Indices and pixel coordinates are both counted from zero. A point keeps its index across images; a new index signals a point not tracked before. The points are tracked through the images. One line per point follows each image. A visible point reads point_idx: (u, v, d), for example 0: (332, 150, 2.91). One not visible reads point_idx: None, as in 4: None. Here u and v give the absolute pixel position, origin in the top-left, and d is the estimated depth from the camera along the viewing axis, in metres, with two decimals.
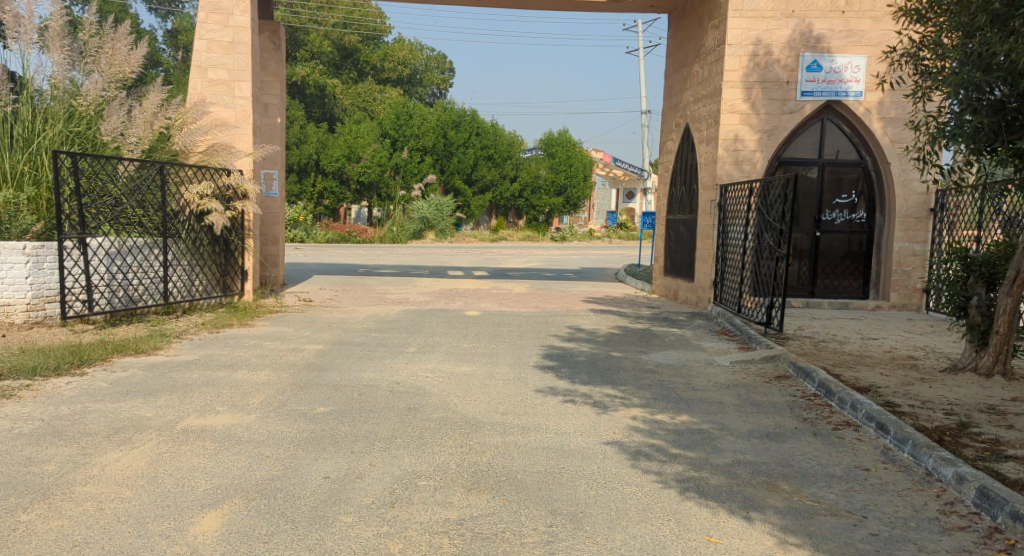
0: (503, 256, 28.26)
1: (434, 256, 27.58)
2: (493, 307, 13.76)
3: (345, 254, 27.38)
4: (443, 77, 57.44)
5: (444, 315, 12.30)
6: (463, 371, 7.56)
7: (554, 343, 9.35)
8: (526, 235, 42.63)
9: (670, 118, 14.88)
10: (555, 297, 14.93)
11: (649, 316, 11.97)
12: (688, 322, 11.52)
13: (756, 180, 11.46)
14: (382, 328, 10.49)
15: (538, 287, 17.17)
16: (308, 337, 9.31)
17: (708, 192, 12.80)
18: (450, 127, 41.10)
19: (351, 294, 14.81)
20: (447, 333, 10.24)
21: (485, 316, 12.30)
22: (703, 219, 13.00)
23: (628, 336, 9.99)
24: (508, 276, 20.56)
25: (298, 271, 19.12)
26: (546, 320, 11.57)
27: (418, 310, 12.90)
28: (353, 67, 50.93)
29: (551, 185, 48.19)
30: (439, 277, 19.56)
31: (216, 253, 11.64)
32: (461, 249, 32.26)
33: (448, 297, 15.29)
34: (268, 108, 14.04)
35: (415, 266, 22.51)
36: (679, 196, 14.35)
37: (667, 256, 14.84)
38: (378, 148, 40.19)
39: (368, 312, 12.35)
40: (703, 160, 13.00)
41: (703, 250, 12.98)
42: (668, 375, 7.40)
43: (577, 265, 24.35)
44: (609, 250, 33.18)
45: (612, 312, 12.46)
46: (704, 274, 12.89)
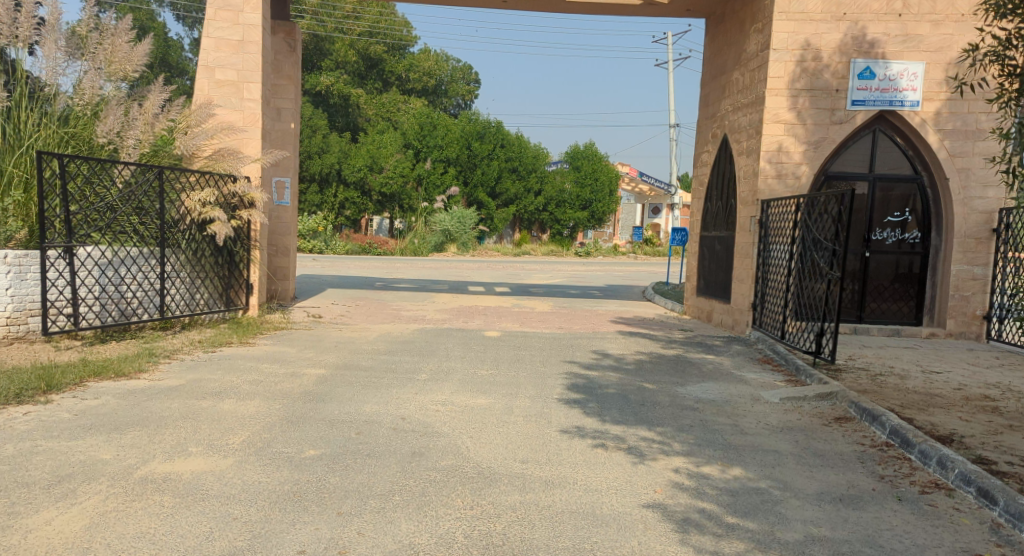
0: (526, 271, 27.45)
1: (455, 270, 26.83)
2: (514, 327, 12.91)
3: (363, 266, 26.70)
4: (469, 88, 57.04)
5: (462, 336, 11.48)
6: (478, 404, 6.71)
7: (580, 371, 8.48)
8: (550, 249, 41.83)
9: (705, 128, 13.99)
10: (580, 318, 14.04)
11: (683, 341, 11.05)
12: (726, 348, 10.59)
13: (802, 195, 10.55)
14: (394, 349, 9.71)
15: (562, 305, 16.30)
16: (311, 360, 8.53)
17: (747, 208, 11.88)
18: (475, 139, 40.52)
19: (364, 309, 14.04)
20: (464, 356, 9.41)
21: (505, 337, 11.45)
22: (742, 237, 12.09)
23: (661, 364, 9.07)
24: (530, 292, 19.73)
25: (313, 283, 18.42)
26: (571, 343, 10.69)
27: (433, 329, 12.10)
28: (377, 77, 50.61)
29: (576, 198, 47.42)
30: (458, 292, 18.75)
31: (220, 265, 10.91)
32: (483, 263, 31.54)
33: (467, 314, 14.47)
34: (280, 113, 13.30)
35: (433, 280, 21.76)
36: (715, 211, 13.44)
37: (700, 275, 13.93)
38: (401, 159, 39.71)
39: (380, 330, 11.57)
40: (742, 174, 12.10)
41: (742, 270, 12.06)
42: (711, 414, 6.50)
43: (602, 282, 23.46)
44: (636, 267, 32.30)
45: (642, 335, 11.55)
46: (742, 296, 11.98)
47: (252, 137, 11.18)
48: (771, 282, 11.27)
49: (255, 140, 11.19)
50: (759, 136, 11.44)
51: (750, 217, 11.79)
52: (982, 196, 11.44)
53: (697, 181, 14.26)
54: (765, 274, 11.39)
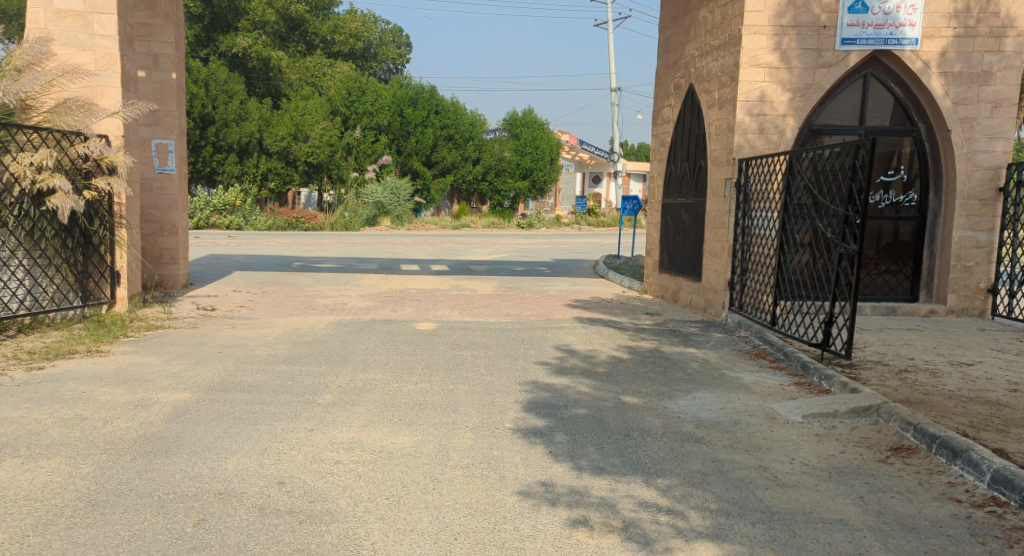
0: (467, 246, 25.45)
1: (388, 246, 24.67)
2: (451, 316, 10.91)
3: (283, 243, 24.20)
4: (399, 52, 54.49)
5: (389, 331, 9.42)
6: (399, 449, 4.71)
7: (536, 381, 6.55)
8: (491, 221, 39.76)
9: (666, 80, 12.11)
10: (529, 303, 12.11)
11: (653, 331, 9.22)
12: (706, 338, 8.80)
13: (792, 149, 8.73)
14: (298, 353, 7.65)
15: (506, 286, 14.33)
16: (180, 378, 6.42)
17: (721, 169, 10.05)
18: (407, 105, 38.18)
19: (272, 298, 11.84)
20: (389, 361, 7.41)
21: (441, 331, 9.45)
22: (713, 203, 10.27)
23: (636, 365, 7.21)
24: (469, 270, 17.73)
25: (220, 266, 16.03)
26: (520, 339, 8.76)
27: (355, 322, 10.04)
28: (300, 40, 47.46)
29: (515, 167, 45.57)
30: (389, 273, 16.62)
31: (72, 249, 8.84)
32: (419, 238, 29.38)
33: (397, 300, 12.40)
34: (158, 60, 11.45)
35: (361, 258, 19.54)
36: (679, 173, 11.62)
37: (663, 248, 12.15)
38: (328, 127, 37.07)
39: (286, 326, 9.44)
40: (713, 129, 10.25)
41: (715, 242, 10.25)
42: (723, 452, 4.63)
43: (548, 256, 21.65)
44: (581, 238, 30.58)
45: (604, 325, 9.68)
46: (716, 274, 10.20)
47: (109, 85, 9.14)
48: (754, 256, 9.51)
49: (113, 89, 9.15)
50: (736, 82, 9.60)
51: (724, 180, 9.97)
52: (988, 150, 9.86)
53: (658, 141, 12.38)
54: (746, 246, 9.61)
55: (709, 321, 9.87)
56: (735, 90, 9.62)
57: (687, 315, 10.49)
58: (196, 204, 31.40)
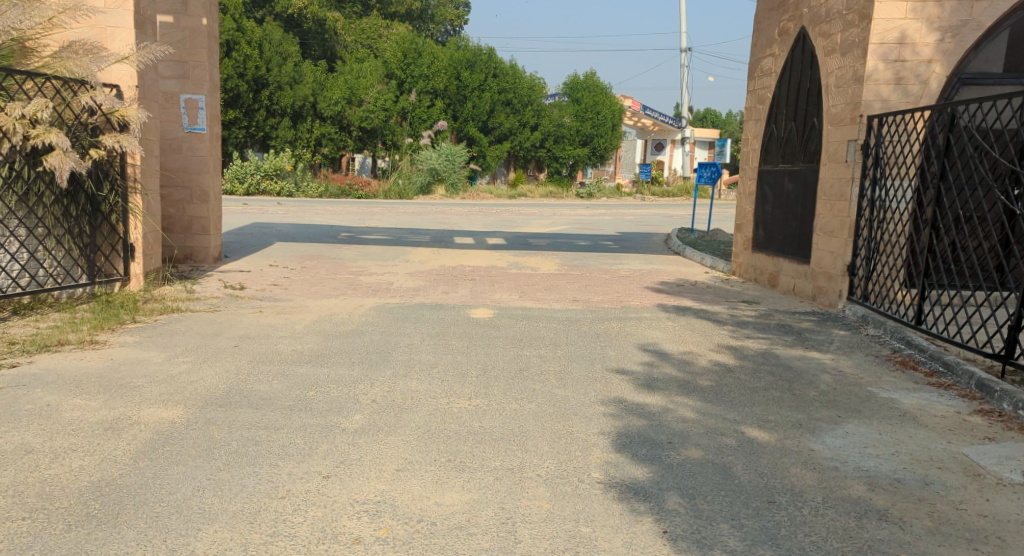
0: (526, 217, 23.99)
1: (442, 216, 23.36)
2: (511, 301, 9.47)
3: (332, 212, 23.05)
4: (458, 13, 53.12)
5: (439, 320, 8.05)
6: (445, 523, 3.27)
7: (626, 400, 5.08)
8: (550, 190, 38.03)
9: (768, 23, 10.79)
10: (599, 287, 10.60)
11: (756, 328, 7.64)
12: (826, 337, 7.17)
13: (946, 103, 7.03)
14: (328, 350, 6.31)
15: (571, 264, 12.85)
16: (173, 385, 5.09)
17: (842, 128, 8.65)
18: (464, 68, 36.74)
19: (309, 274, 10.57)
20: (438, 364, 6.01)
21: (501, 322, 8.03)
22: (830, 170, 8.85)
23: (750, 377, 5.65)
24: (529, 243, 16.30)
25: (263, 237, 14.90)
26: (596, 335, 7.29)
27: (401, 308, 8.69)
28: (356, 1, 46.15)
29: (576, 134, 43.81)
30: (441, 247, 15.26)
31: (77, 219, 7.53)
32: (474, 207, 27.96)
33: (449, 280, 11.02)
34: (186, 3, 10.12)
35: (413, 230, 18.23)
36: (781, 136, 10.31)
37: (759, 225, 10.76)
38: (383, 90, 35.88)
39: (319, 312, 8.12)
40: (832, 80, 8.92)
41: (831, 218, 8.75)
42: (934, 546, 3.08)
43: (614, 229, 20.05)
44: (646, 210, 28.73)
45: (693, 320, 8.11)
46: (831, 257, 8.72)
47: (120, 27, 7.84)
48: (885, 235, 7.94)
49: (124, 30, 7.84)
50: (868, 21, 8.21)
51: (846, 141, 8.53)
52: None
53: (754, 96, 11.13)
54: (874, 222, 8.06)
55: (821, 318, 8.22)
56: (868, 30, 8.22)
57: (791, 308, 8.84)
58: (247, 168, 30.52)
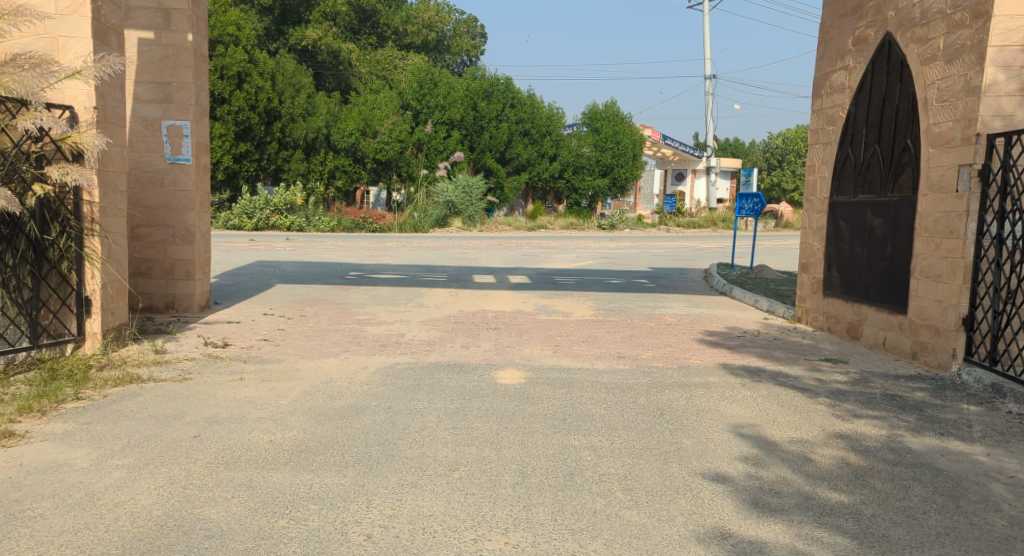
0: (548, 251, 22.58)
1: (459, 251, 21.96)
2: (546, 360, 7.98)
3: (342, 247, 21.68)
4: (475, 43, 52.54)
5: (461, 390, 6.53)
6: None
7: (733, 536, 3.57)
8: (570, 222, 36.62)
9: (841, 33, 9.87)
10: (645, 341, 9.07)
11: (865, 409, 6.08)
12: (961, 421, 5.74)
13: None
14: (319, 442, 4.81)
15: (606, 309, 11.36)
16: (86, 514, 3.56)
17: (947, 153, 7.65)
18: (481, 98, 35.84)
19: (309, 326, 9.18)
20: (462, 462, 4.52)
21: (537, 393, 6.52)
22: (935, 203, 7.80)
23: (898, 494, 4.12)
24: (556, 282, 14.90)
25: (261, 277, 13.51)
26: (661, 417, 5.76)
27: (413, 371, 7.21)
28: (371, 31, 45.29)
29: (595, 163, 42.70)
30: (460, 287, 13.85)
31: (16, 269, 6.14)
32: (493, 241, 26.59)
33: (468, 330, 9.54)
34: (170, 17, 8.83)
35: (429, 267, 16.85)
36: (861, 160, 9.40)
37: (837, 267, 9.84)
38: (398, 121, 34.42)
39: (314, 379, 6.64)
40: (932, 96, 7.97)
41: (938, 261, 7.72)
42: None
43: (644, 265, 18.64)
44: (674, 242, 27.24)
45: (776, 393, 6.57)
46: (940, 308, 7.64)
47: (75, 36, 6.50)
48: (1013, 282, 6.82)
49: (79, 41, 6.50)
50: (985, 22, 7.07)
51: (956, 168, 7.49)
52: None
53: (824, 117, 10.29)
54: (998, 266, 6.95)
55: (935, 392, 6.72)
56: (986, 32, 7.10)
57: (891, 377, 7.33)
58: (256, 203, 29.26)
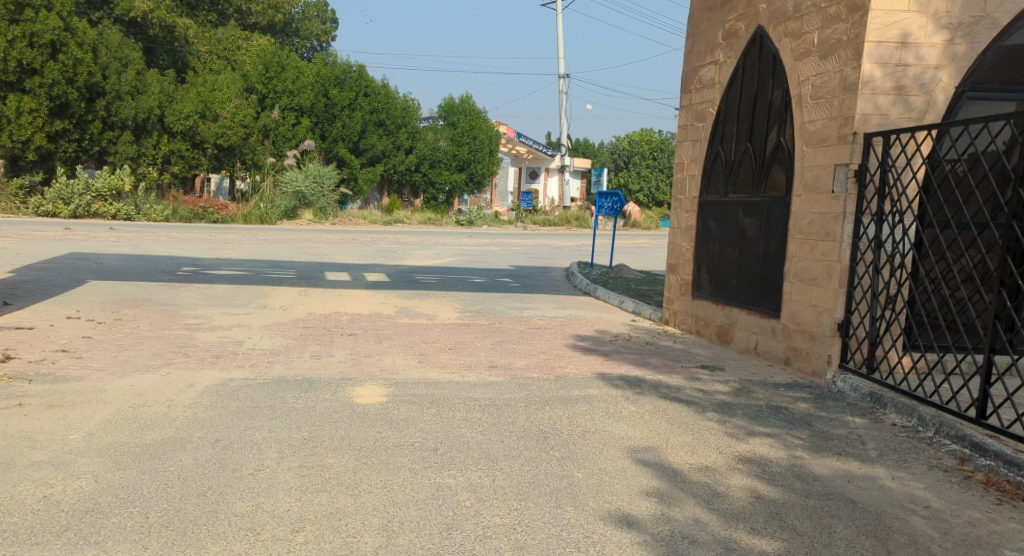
0: (404, 246, 21.63)
1: (309, 245, 20.58)
2: (409, 372, 7.11)
3: (176, 240, 19.72)
4: (326, 29, 50.41)
5: (310, 413, 5.54)
6: None
7: None
8: (427, 217, 35.60)
9: (711, 26, 9.57)
10: (515, 347, 8.38)
11: (758, 427, 5.64)
12: (852, 436, 5.42)
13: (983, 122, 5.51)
14: (113, 499, 3.71)
15: (471, 311, 10.61)
16: None
17: (822, 152, 7.33)
18: (333, 84, 34.28)
19: (125, 333, 7.82)
20: (308, 517, 3.61)
21: (400, 415, 5.63)
22: (810, 204, 7.47)
23: (820, 538, 3.59)
24: (415, 280, 14.00)
25: (74, 273, 11.74)
26: (544, 447, 5.04)
27: (251, 389, 6.14)
28: (211, 9, 42.29)
29: (451, 157, 42.09)
30: (310, 285, 12.66)
31: None
32: (344, 235, 25.22)
33: (318, 336, 8.49)
34: None
35: (276, 263, 15.48)
36: (732, 158, 9.09)
37: (707, 269, 9.53)
38: (241, 105, 32.58)
39: (123, 403, 5.43)
40: (806, 92, 7.63)
41: (812, 264, 7.40)
42: None
43: (506, 262, 18.10)
44: (532, 239, 26.99)
45: (662, 411, 6.04)
46: (814, 312, 7.32)
47: None
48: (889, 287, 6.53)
49: None
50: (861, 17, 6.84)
51: (832, 168, 7.17)
52: None
53: (693, 113, 9.98)
54: (875, 270, 6.66)
55: (816, 402, 6.39)
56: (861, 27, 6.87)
57: (771, 385, 7.02)
58: (74, 188, 26.32)
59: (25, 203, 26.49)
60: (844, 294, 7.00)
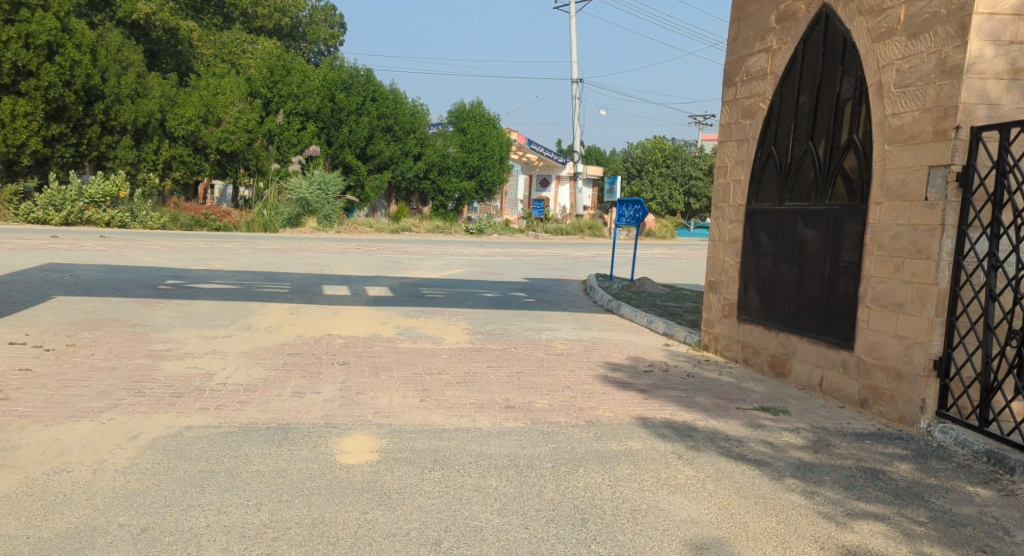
0: (412, 256, 20.43)
1: (309, 254, 19.36)
2: (409, 415, 5.85)
3: (165, 248, 18.51)
4: (333, 32, 49.46)
5: (277, 479, 4.25)
6: None
7: None
8: (436, 226, 34.40)
9: (762, 8, 8.31)
10: (536, 381, 7.08)
11: (861, 506, 4.37)
12: (984, 526, 4.22)
13: None
14: None
15: (482, 333, 9.33)
16: None
17: (912, 151, 6.13)
18: (340, 89, 33.29)
19: (72, 363, 6.57)
20: None
21: (394, 482, 4.37)
22: (894, 214, 6.27)
23: None
24: (420, 295, 12.72)
25: (37, 287, 10.49)
26: (585, 540, 3.74)
27: (208, 440, 4.88)
28: (216, 12, 41.28)
29: (460, 164, 41.00)
30: (303, 301, 11.40)
31: None
32: (346, 244, 23.94)
33: (304, 366, 7.23)
34: None
35: (268, 274, 14.23)
36: (787, 159, 7.87)
37: (756, 288, 8.27)
38: (245, 110, 31.17)
39: (37, 469, 4.19)
40: (887, 80, 6.43)
41: (898, 286, 6.21)
42: None
43: (518, 274, 16.83)
44: (545, 249, 25.70)
45: (729, 478, 4.73)
46: (903, 346, 6.14)
47: None
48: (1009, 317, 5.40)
49: None
50: None
51: (925, 169, 5.98)
52: None
53: (738, 108, 8.73)
54: (989, 296, 5.52)
55: (920, 467, 5.19)
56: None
57: (853, 438, 5.79)
58: (67, 193, 25.17)
59: (16, 209, 25.33)
60: (942, 324, 5.86)
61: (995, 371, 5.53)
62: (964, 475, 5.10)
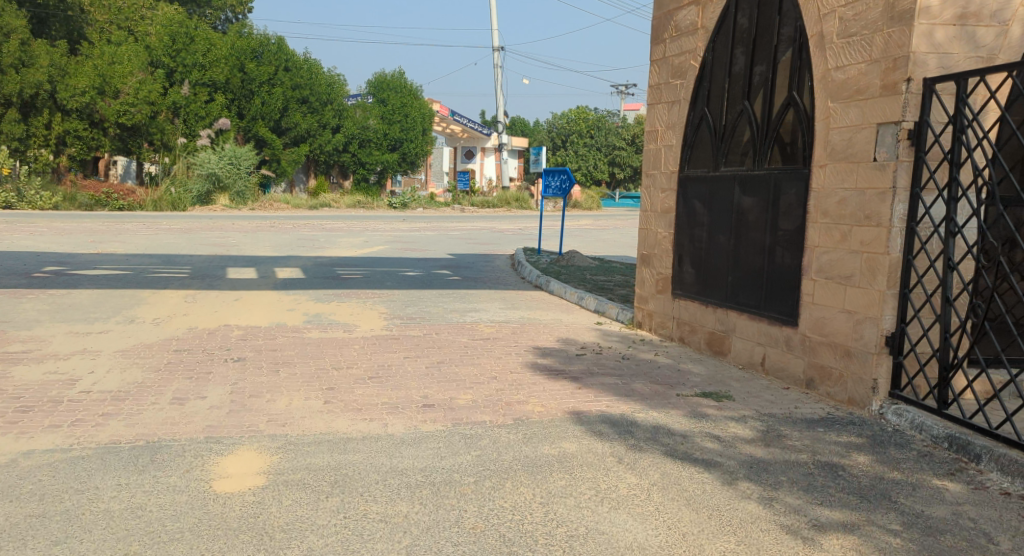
0: (330, 234, 19.36)
1: (217, 234, 18.10)
2: (309, 422, 5.04)
3: (54, 230, 16.97)
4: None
5: (128, 523, 3.41)
6: None
7: None
8: (357, 201, 33.13)
9: None
10: (457, 373, 6.34)
11: (827, 515, 3.80)
12: (963, 531, 3.71)
13: None
14: None
15: (400, 318, 8.52)
16: None
17: (858, 107, 5.59)
18: (249, 58, 31.54)
19: None
20: None
21: (281, 517, 3.58)
22: (839, 178, 5.75)
23: None
24: (335, 276, 11.79)
25: None
26: None
27: (50, 469, 3.98)
28: None
29: (382, 136, 39.67)
30: (202, 286, 10.35)
31: None
32: (259, 222, 22.63)
33: (191, 364, 6.31)
34: None
35: (167, 257, 13.04)
36: (721, 120, 7.29)
37: (690, 261, 7.73)
38: (146, 79, 29.16)
39: None
40: (829, 30, 5.87)
41: (844, 255, 5.70)
42: None
43: (442, 250, 16.02)
44: (471, 223, 24.88)
45: (676, 486, 4.11)
46: (852, 321, 5.64)
47: None
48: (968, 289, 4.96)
49: None
50: None
51: (873, 127, 5.45)
52: None
53: (668, 67, 8.11)
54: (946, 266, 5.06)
55: (880, 459, 4.68)
56: None
57: (805, 426, 5.26)
58: None
59: None
60: (895, 297, 5.38)
61: (953, 348, 5.09)
62: (928, 465, 4.61)
